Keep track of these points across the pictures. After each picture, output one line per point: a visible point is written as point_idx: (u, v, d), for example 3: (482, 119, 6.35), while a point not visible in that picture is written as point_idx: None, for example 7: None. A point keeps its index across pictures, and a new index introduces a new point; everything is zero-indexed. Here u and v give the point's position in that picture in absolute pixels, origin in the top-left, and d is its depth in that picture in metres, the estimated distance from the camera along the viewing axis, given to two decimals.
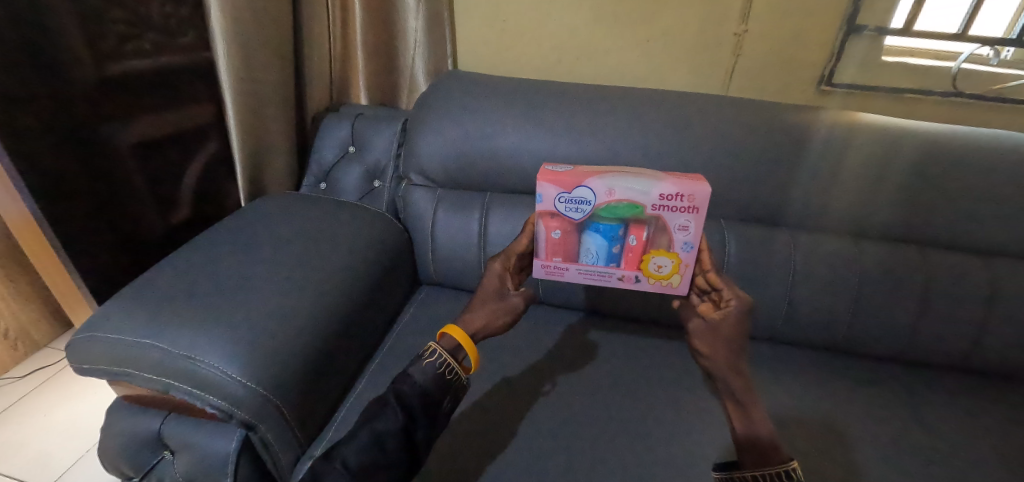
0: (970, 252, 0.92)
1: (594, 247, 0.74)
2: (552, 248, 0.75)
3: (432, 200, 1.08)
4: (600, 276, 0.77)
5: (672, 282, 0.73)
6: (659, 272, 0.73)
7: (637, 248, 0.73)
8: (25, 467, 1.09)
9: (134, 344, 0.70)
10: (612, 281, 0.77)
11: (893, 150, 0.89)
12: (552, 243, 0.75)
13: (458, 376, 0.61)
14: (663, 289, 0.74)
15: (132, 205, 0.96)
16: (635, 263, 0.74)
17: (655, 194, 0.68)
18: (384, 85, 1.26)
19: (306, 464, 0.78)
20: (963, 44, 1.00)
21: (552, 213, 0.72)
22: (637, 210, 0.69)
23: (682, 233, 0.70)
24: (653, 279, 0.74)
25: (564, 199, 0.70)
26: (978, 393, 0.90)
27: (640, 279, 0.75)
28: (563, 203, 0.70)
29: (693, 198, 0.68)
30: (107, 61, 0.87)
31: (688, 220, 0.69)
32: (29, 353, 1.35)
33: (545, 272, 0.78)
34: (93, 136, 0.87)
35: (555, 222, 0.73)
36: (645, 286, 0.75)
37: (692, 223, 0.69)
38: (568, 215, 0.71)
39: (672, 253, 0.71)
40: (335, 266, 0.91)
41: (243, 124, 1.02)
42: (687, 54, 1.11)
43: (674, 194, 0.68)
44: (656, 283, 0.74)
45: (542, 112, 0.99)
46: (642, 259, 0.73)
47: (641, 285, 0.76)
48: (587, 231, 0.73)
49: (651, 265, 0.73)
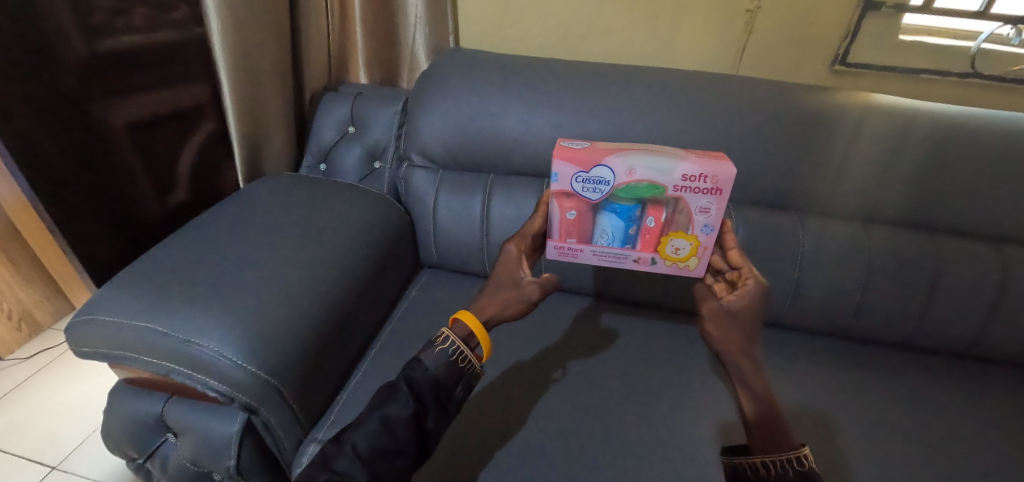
0: (981, 236, 0.91)
1: (610, 228, 0.73)
2: (566, 229, 0.75)
3: (434, 181, 1.06)
4: (615, 257, 0.76)
5: (689, 264, 0.75)
6: (676, 254, 0.74)
7: (654, 230, 0.72)
8: (32, 447, 1.10)
9: (135, 327, 0.70)
10: (626, 263, 0.77)
11: (908, 133, 0.87)
12: (566, 224, 0.74)
13: (471, 364, 0.60)
14: (679, 270, 0.76)
15: (127, 187, 0.94)
16: (651, 244, 0.74)
17: (677, 175, 0.66)
18: (385, 62, 1.23)
19: (312, 447, 0.77)
20: (984, 23, 0.95)
21: (568, 193, 0.71)
22: (656, 190, 0.68)
23: (704, 215, 0.69)
24: (670, 261, 0.75)
25: (581, 178, 0.69)
26: (984, 380, 0.90)
27: (656, 261, 0.76)
28: (580, 183, 0.69)
29: (716, 179, 0.66)
30: (98, 37, 0.84)
31: (709, 202, 0.68)
32: (33, 334, 1.35)
33: (559, 253, 0.77)
34: (86, 116, 0.85)
35: (570, 202, 0.71)
36: (660, 268, 0.76)
37: (714, 204, 0.68)
38: (585, 196, 0.70)
39: (691, 236, 0.72)
40: (336, 248, 0.90)
41: (240, 102, 1.00)
42: (697, 31, 1.08)
43: (697, 175, 0.66)
44: (673, 266, 0.75)
45: (548, 91, 0.97)
46: (660, 240, 0.73)
47: (656, 266, 0.77)
48: (603, 212, 0.72)
49: (669, 247, 0.73)
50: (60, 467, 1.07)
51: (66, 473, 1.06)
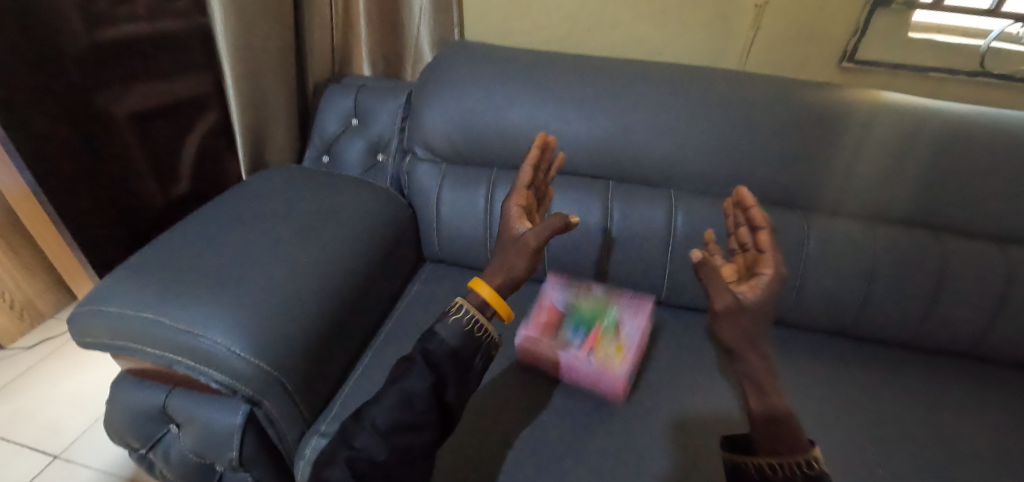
0: (986, 237, 0.90)
1: (568, 336, 0.84)
2: (534, 323, 0.86)
3: (437, 175, 1.05)
4: (562, 351, 0.82)
5: (615, 360, 0.81)
6: (608, 351, 0.82)
7: (597, 334, 0.85)
8: (35, 435, 1.10)
9: (138, 317, 0.70)
10: (565, 355, 0.81)
11: (914, 133, 0.86)
12: (536, 322, 0.86)
13: (486, 333, 0.61)
14: (607, 368, 0.80)
15: (128, 177, 0.93)
16: (592, 342, 0.83)
17: (620, 300, 0.92)
18: (390, 54, 1.22)
19: (313, 440, 0.76)
20: (994, 20, 0.96)
21: (545, 302, 0.91)
22: (605, 308, 0.90)
23: (632, 317, 0.89)
24: (602, 355, 0.81)
25: (562, 295, 0.92)
26: (986, 381, 0.90)
27: (590, 354, 0.81)
28: (560, 297, 0.92)
29: (642, 306, 0.91)
30: (100, 24, 0.83)
31: (639, 315, 0.89)
32: (35, 324, 1.35)
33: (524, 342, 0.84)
34: (90, 106, 0.84)
35: (545, 308, 0.90)
36: (591, 365, 0.80)
37: (642, 316, 0.89)
38: (557, 300, 0.91)
39: (620, 340, 0.84)
40: (339, 242, 0.89)
41: (242, 93, 0.99)
42: (703, 26, 1.07)
43: (634, 305, 0.91)
44: (601, 358, 0.81)
45: (553, 86, 0.96)
46: (601, 340, 0.84)
47: (588, 366, 0.80)
48: (568, 329, 0.86)
49: (603, 346, 0.83)
50: (62, 456, 1.07)
51: (67, 462, 1.06)
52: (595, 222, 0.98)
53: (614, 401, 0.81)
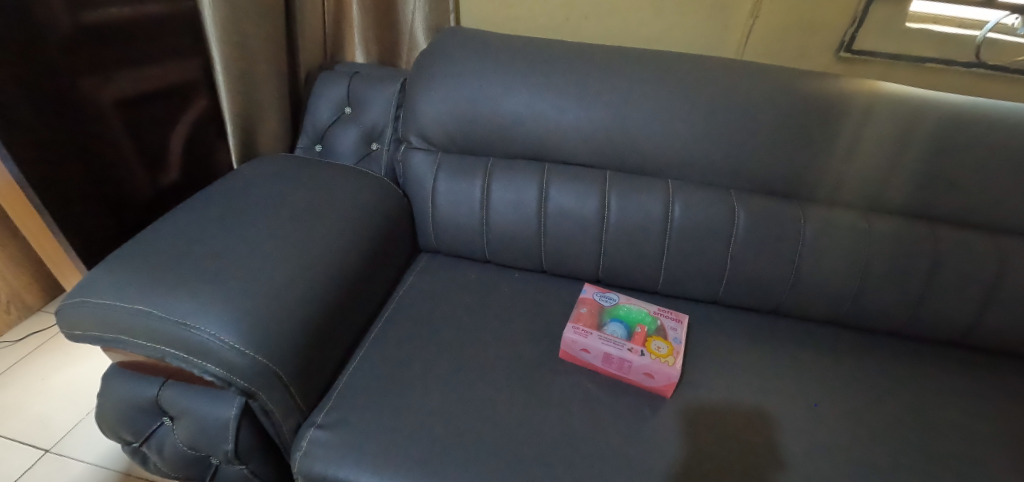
0: (978, 227, 0.91)
1: (616, 330, 0.87)
2: (579, 317, 0.90)
3: (432, 164, 1.03)
4: (615, 343, 0.84)
5: (669, 360, 0.82)
6: (659, 350, 0.84)
7: (642, 334, 0.87)
8: (23, 430, 1.08)
9: (129, 309, 0.68)
10: (621, 350, 0.82)
11: (909, 124, 0.87)
12: (580, 316, 0.91)
13: None
14: (660, 363, 0.81)
15: (116, 166, 0.91)
16: (640, 340, 0.85)
17: (653, 307, 0.96)
18: (383, 40, 1.20)
19: (309, 432, 0.75)
20: (991, 11, 0.95)
21: (588, 299, 0.96)
22: (646, 315, 0.93)
23: (673, 329, 0.91)
24: (657, 355, 0.82)
25: (601, 295, 0.97)
26: (977, 369, 0.91)
27: (645, 353, 0.82)
28: (600, 296, 0.97)
29: (677, 315, 0.95)
30: (83, 8, 0.80)
31: (676, 325, 0.92)
32: (22, 317, 1.33)
33: (573, 332, 0.85)
34: (74, 93, 0.82)
35: (586, 304, 0.94)
36: (646, 360, 0.81)
37: (678, 328, 0.91)
38: (599, 301, 0.95)
39: (667, 342, 0.87)
40: (334, 232, 0.88)
41: (232, 80, 0.96)
42: (701, 14, 1.06)
43: (665, 311, 0.96)
44: (658, 359, 0.82)
45: (550, 75, 0.95)
46: (647, 340, 0.86)
47: (642, 361, 0.81)
48: (611, 322, 0.90)
49: (653, 345, 0.85)
50: (54, 450, 1.05)
51: (59, 456, 1.04)
52: (592, 212, 0.97)
53: (659, 395, 0.82)
